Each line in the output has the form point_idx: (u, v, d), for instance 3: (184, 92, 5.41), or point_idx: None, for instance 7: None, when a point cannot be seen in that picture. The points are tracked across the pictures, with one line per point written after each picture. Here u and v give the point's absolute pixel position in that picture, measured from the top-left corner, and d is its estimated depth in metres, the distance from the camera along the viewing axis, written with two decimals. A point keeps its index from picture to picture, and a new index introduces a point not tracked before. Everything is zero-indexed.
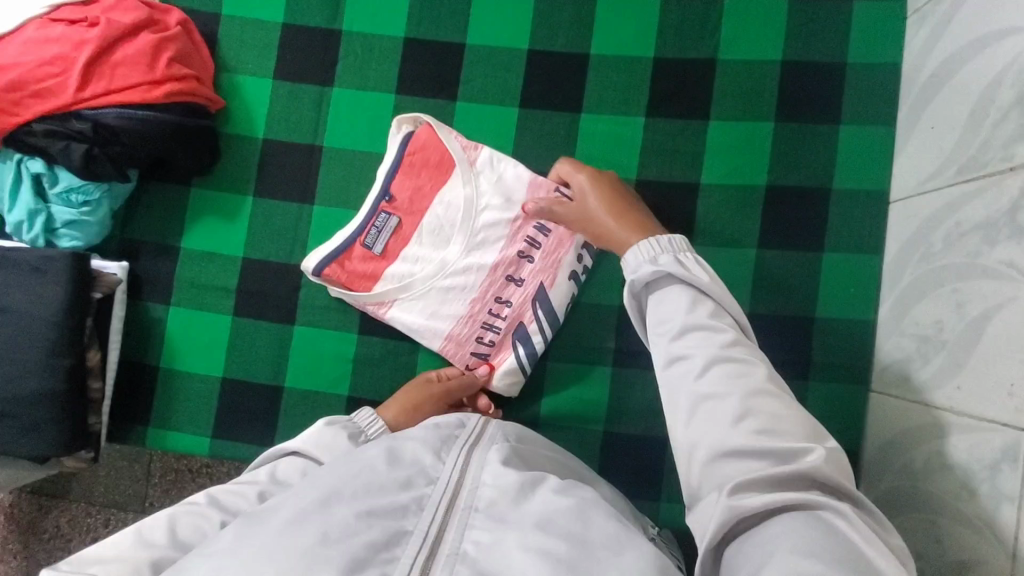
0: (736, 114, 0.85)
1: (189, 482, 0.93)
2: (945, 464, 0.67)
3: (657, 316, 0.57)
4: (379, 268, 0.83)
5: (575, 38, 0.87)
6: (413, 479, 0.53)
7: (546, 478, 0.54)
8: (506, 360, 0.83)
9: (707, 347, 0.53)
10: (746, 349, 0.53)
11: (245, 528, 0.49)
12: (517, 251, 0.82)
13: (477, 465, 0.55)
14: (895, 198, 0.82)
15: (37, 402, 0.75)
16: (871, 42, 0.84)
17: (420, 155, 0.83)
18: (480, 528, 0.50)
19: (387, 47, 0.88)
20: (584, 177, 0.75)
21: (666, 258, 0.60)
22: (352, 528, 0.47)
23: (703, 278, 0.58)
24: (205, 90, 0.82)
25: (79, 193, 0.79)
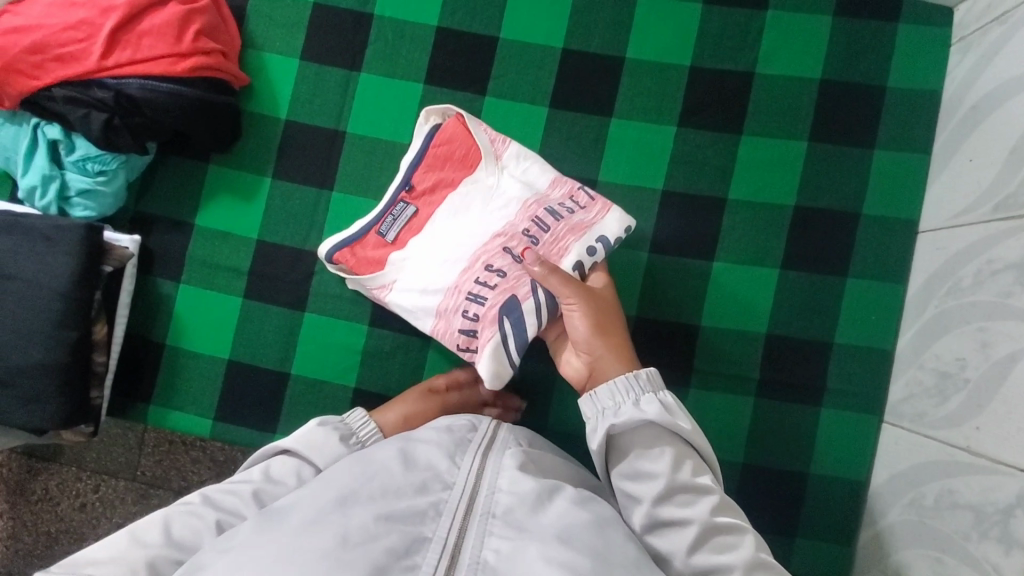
0: (770, 131, 0.83)
1: None
2: (957, 504, 0.66)
3: (638, 467, 0.58)
4: (385, 254, 0.77)
5: (612, 41, 0.85)
6: (429, 485, 0.54)
7: (564, 487, 0.55)
8: (491, 340, 0.67)
9: (694, 512, 0.56)
10: (729, 511, 0.57)
11: (261, 525, 0.49)
12: (521, 227, 0.72)
13: (493, 470, 0.56)
14: (924, 228, 0.81)
15: (44, 375, 0.74)
16: (913, 67, 0.82)
17: (445, 146, 0.78)
18: (500, 536, 0.51)
19: (419, 35, 0.86)
20: (574, 295, 0.66)
21: (650, 404, 0.60)
22: (373, 531, 0.48)
23: (687, 427, 0.59)
24: (230, 66, 0.80)
25: (96, 163, 0.78)
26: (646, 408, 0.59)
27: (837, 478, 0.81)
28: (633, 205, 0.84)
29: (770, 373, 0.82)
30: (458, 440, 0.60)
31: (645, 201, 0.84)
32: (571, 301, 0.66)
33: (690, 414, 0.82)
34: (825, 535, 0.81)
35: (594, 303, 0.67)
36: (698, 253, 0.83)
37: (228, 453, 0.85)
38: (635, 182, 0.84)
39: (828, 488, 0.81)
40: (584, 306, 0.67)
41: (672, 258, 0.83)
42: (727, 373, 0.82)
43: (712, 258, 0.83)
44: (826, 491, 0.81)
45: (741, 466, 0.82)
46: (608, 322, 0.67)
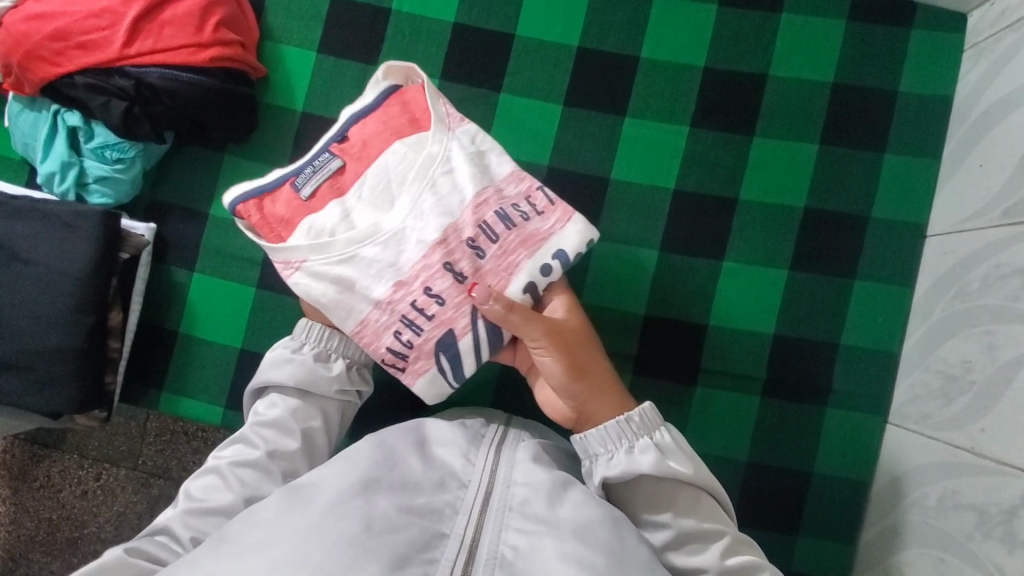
0: (781, 133, 0.84)
1: (183, 444, 0.91)
2: (961, 504, 0.67)
3: (648, 513, 0.63)
4: (296, 220, 0.66)
5: (627, 40, 0.85)
6: (446, 482, 0.60)
7: (572, 483, 0.61)
8: (428, 369, 0.65)
9: (706, 557, 0.60)
10: (741, 547, 0.61)
11: (289, 506, 0.56)
12: (466, 235, 0.64)
13: (507, 466, 0.62)
14: (932, 232, 0.81)
15: (65, 359, 0.75)
16: (925, 72, 0.83)
17: (398, 108, 0.70)
18: (517, 529, 0.56)
19: (436, 31, 0.86)
20: (543, 337, 0.64)
21: (644, 451, 0.62)
22: (395, 523, 0.54)
23: (684, 471, 0.61)
24: (249, 57, 0.81)
25: (113, 150, 0.78)
26: (639, 457, 0.62)
27: (842, 478, 0.82)
28: (645, 203, 0.85)
29: (777, 373, 0.83)
30: (473, 436, 0.66)
31: (657, 200, 0.85)
32: (541, 342, 0.64)
33: (697, 412, 0.83)
34: (828, 535, 0.82)
35: (560, 344, 0.64)
36: (708, 253, 0.84)
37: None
38: (647, 181, 0.85)
39: (833, 488, 0.82)
40: (554, 349, 0.64)
41: (682, 257, 0.84)
42: (734, 372, 0.83)
43: (722, 258, 0.84)
44: (830, 491, 0.82)
45: (746, 464, 0.82)
46: (580, 356, 0.65)
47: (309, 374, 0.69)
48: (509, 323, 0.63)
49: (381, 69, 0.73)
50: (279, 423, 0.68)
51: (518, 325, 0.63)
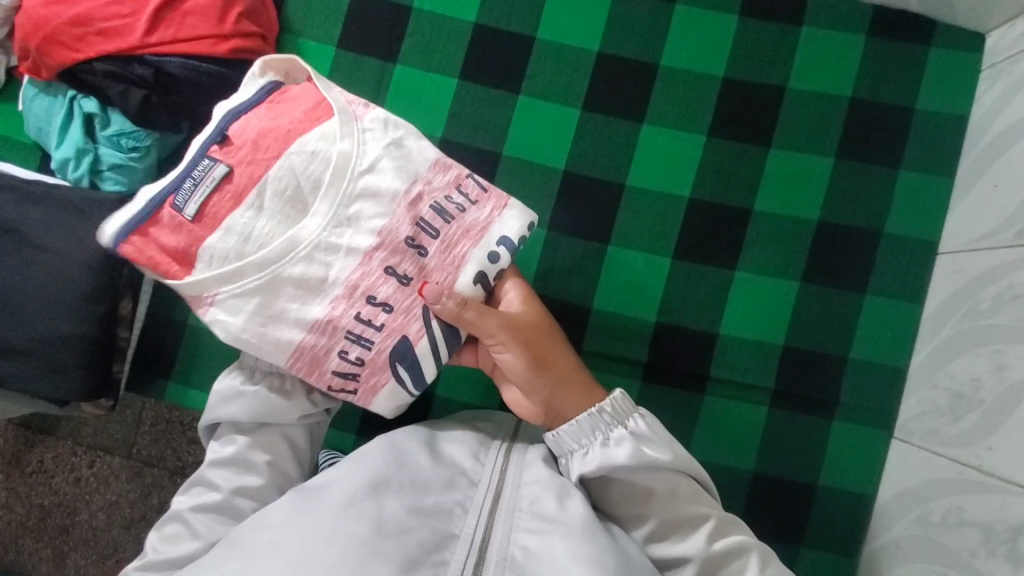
0: (797, 146, 0.84)
1: (178, 434, 0.95)
2: (965, 521, 0.68)
3: (632, 503, 0.64)
4: (200, 239, 0.62)
5: (647, 47, 0.86)
6: (456, 481, 0.60)
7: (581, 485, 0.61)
8: (384, 384, 0.64)
9: (690, 542, 0.62)
10: (728, 528, 0.63)
11: (300, 507, 0.56)
12: (405, 236, 0.63)
13: (516, 469, 0.62)
14: (944, 250, 0.82)
15: (76, 346, 0.74)
16: (942, 90, 0.84)
17: (284, 102, 0.66)
18: (527, 531, 0.57)
19: (457, 31, 0.86)
20: (502, 335, 0.64)
21: (617, 442, 0.63)
22: (406, 524, 0.54)
23: (661, 458, 0.62)
24: (269, 50, 0.81)
25: (130, 139, 0.78)
26: (615, 452, 0.62)
27: (846, 491, 0.82)
28: (659, 210, 0.85)
29: (785, 384, 0.83)
30: (482, 438, 0.66)
31: (671, 207, 0.85)
32: (501, 341, 0.64)
33: (705, 420, 0.83)
34: (831, 548, 0.82)
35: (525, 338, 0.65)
36: (721, 262, 0.84)
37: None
38: (662, 188, 0.85)
39: (837, 501, 0.82)
40: (511, 344, 0.64)
41: (695, 265, 0.84)
42: (742, 382, 0.83)
43: (734, 267, 0.84)
44: (834, 503, 0.82)
45: (751, 474, 0.83)
46: (538, 350, 0.65)
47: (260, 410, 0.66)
48: (468, 323, 0.63)
49: (258, 63, 0.68)
50: (239, 457, 0.66)
51: (475, 325, 0.63)
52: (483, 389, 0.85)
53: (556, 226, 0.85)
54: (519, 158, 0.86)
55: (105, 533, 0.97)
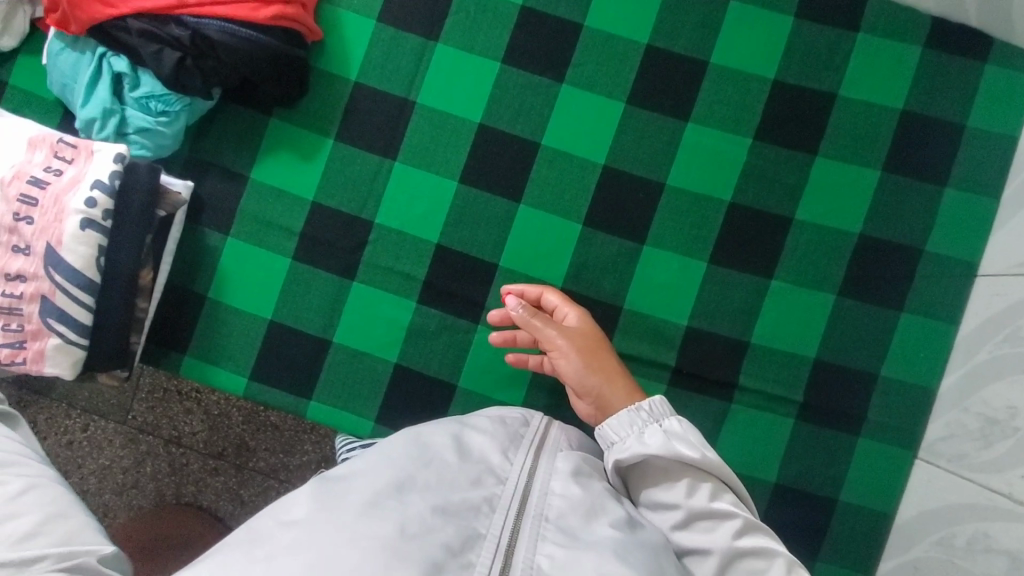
0: (844, 156, 0.82)
1: (175, 404, 0.87)
2: (991, 548, 0.67)
3: (658, 498, 0.62)
4: None
5: (698, 42, 0.83)
6: (483, 478, 0.58)
7: (609, 506, 0.57)
8: None
9: (714, 539, 0.59)
10: (755, 533, 0.60)
11: (321, 498, 0.53)
12: None
13: (546, 472, 0.59)
14: (983, 272, 0.81)
15: (107, 315, 0.75)
16: (995, 110, 0.82)
17: None
18: (553, 542, 0.54)
19: (502, 13, 0.83)
20: (559, 337, 0.72)
21: (652, 436, 0.62)
22: (429, 524, 0.52)
23: (690, 454, 0.61)
24: (307, 18, 0.78)
25: (159, 102, 0.75)
26: (648, 442, 0.62)
27: (866, 508, 0.82)
28: (698, 213, 0.83)
29: (813, 397, 0.82)
30: (512, 434, 0.63)
31: (711, 210, 0.83)
32: (558, 342, 0.72)
33: (731, 428, 0.82)
34: (847, 563, 0.82)
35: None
36: (756, 269, 0.82)
37: (224, 408, 0.86)
38: (703, 190, 0.83)
39: (855, 517, 0.82)
40: (564, 347, 0.72)
41: (731, 271, 0.83)
42: (770, 392, 0.82)
43: (771, 276, 0.82)
44: (853, 519, 0.82)
45: (771, 485, 0.82)
46: (588, 350, 0.72)
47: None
48: (532, 325, 0.73)
49: None
50: None
51: (538, 328, 0.73)
52: (508, 383, 0.83)
53: (592, 221, 0.83)
54: (558, 148, 0.83)
55: (95, 498, 0.88)
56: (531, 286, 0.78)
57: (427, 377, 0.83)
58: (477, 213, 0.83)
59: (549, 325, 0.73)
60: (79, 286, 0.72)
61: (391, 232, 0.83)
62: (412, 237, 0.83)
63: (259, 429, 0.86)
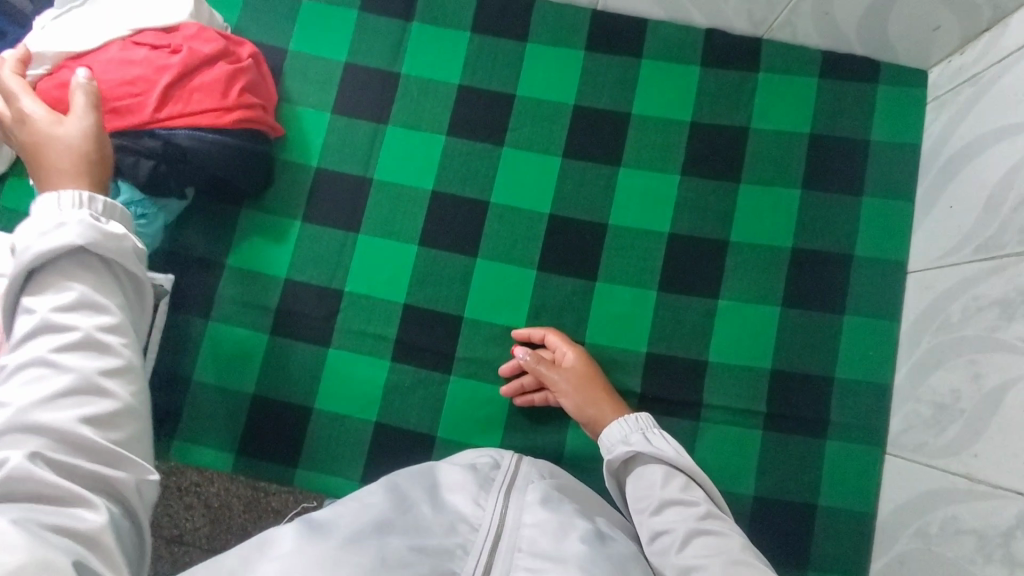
0: (765, 180, 0.90)
1: (175, 501, 0.88)
2: (961, 529, 0.69)
3: (638, 492, 0.68)
4: None
5: (618, 97, 0.93)
6: (457, 526, 0.61)
7: (579, 523, 0.61)
8: None
9: (681, 521, 0.63)
10: (721, 522, 0.63)
11: (306, 535, 0.55)
12: None
13: (516, 508, 0.62)
14: (912, 269, 0.87)
15: None
16: (893, 122, 0.90)
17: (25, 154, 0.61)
18: (526, 568, 0.57)
19: (442, 92, 0.93)
20: (561, 379, 0.83)
21: (635, 438, 0.71)
22: (407, 561, 0.54)
23: (667, 451, 0.68)
24: (268, 119, 0.87)
25: (138, 207, 0.82)
26: (632, 440, 0.71)
27: (845, 509, 0.84)
28: (642, 246, 0.89)
29: (776, 406, 0.86)
30: (483, 480, 0.66)
31: (653, 242, 0.90)
32: (560, 382, 0.83)
33: (702, 447, 0.86)
34: (837, 569, 0.83)
35: (33, 156, 0.61)
36: (703, 292, 0.88)
37: (224, 498, 0.88)
38: (643, 226, 0.90)
39: (836, 520, 0.84)
40: (566, 388, 0.83)
41: (679, 296, 0.88)
42: (734, 406, 0.86)
43: (717, 296, 0.88)
44: (834, 522, 0.84)
45: (750, 498, 0.85)
46: (587, 389, 0.82)
47: (101, 238, 0.52)
48: (537, 372, 0.83)
49: None
50: (77, 365, 0.49)
51: (543, 373, 0.83)
52: (485, 427, 0.87)
53: (545, 266, 0.89)
54: (506, 204, 0.91)
55: None
56: (535, 329, 0.87)
57: (406, 432, 0.87)
58: (438, 271, 0.89)
59: (552, 368, 0.83)
60: None
61: (360, 298, 0.89)
62: (381, 300, 0.89)
63: (259, 517, 0.87)
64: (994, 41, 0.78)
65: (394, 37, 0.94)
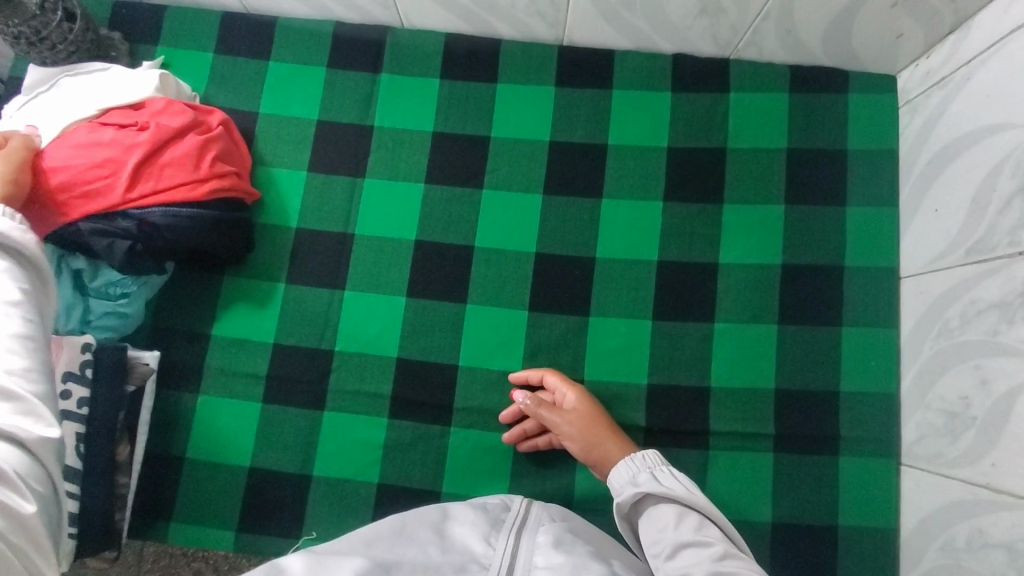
0: (748, 199, 0.90)
1: (183, 568, 0.85)
2: (989, 543, 0.67)
3: (651, 535, 0.66)
4: None
5: (593, 130, 0.93)
6: (467, 565, 0.58)
7: (594, 564, 0.57)
8: None
9: (698, 563, 0.60)
10: (739, 561, 0.60)
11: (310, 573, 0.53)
12: None
13: (528, 549, 0.60)
14: (905, 274, 0.86)
15: (93, 497, 0.77)
16: (869, 130, 0.90)
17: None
18: None
19: (417, 141, 0.93)
20: (563, 422, 0.81)
21: (643, 478, 0.69)
22: None
23: (676, 490, 0.66)
24: (244, 185, 0.86)
25: (119, 286, 0.82)
26: (640, 481, 0.69)
27: (867, 527, 0.82)
28: (632, 277, 0.88)
29: (785, 427, 0.84)
30: (493, 521, 0.65)
31: (642, 272, 0.89)
32: (563, 426, 0.81)
33: (715, 476, 0.83)
34: None
35: None
36: (698, 317, 0.87)
37: (234, 561, 0.84)
38: (632, 255, 0.89)
39: (860, 540, 0.82)
40: (569, 431, 0.81)
41: (675, 324, 0.87)
42: (742, 431, 0.84)
43: (713, 320, 0.87)
44: (858, 542, 0.82)
45: (770, 524, 0.82)
46: (589, 428, 0.80)
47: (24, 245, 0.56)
48: (539, 417, 0.81)
49: None
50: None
51: (544, 418, 0.81)
52: (492, 478, 0.85)
53: (536, 306, 0.88)
54: (491, 247, 0.90)
55: None
56: (533, 370, 0.85)
57: (411, 490, 0.84)
58: (429, 322, 0.88)
59: (553, 412, 0.81)
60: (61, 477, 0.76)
61: (352, 356, 0.87)
62: (373, 357, 0.87)
63: None
64: (959, 44, 0.78)
65: (364, 91, 0.94)
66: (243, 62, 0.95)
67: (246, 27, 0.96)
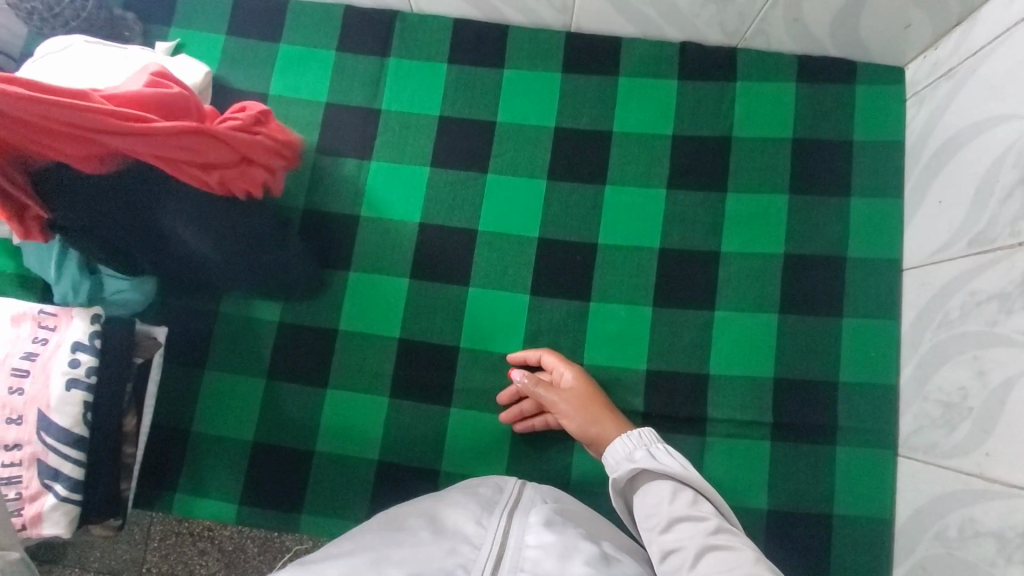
0: (752, 188, 0.90)
1: (187, 546, 0.87)
2: (979, 532, 0.67)
3: (645, 510, 0.66)
4: None
5: (599, 116, 0.93)
6: (458, 547, 0.58)
7: (583, 546, 0.58)
8: None
9: (691, 538, 0.61)
10: (731, 537, 0.61)
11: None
12: None
13: (519, 529, 0.60)
14: (907, 266, 0.86)
15: (99, 464, 0.79)
16: (876, 121, 0.90)
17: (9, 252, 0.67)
18: None
19: (423, 124, 0.94)
20: (559, 400, 0.82)
21: (640, 454, 0.70)
22: None
23: (673, 466, 0.67)
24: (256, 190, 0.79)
25: None
26: (636, 457, 0.70)
27: (862, 517, 0.82)
28: (633, 262, 0.89)
29: (783, 416, 0.84)
30: (486, 505, 0.65)
31: (643, 259, 0.89)
32: (559, 403, 0.82)
33: (710, 462, 0.84)
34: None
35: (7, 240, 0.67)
36: (699, 304, 0.88)
37: (238, 541, 0.86)
38: (633, 243, 0.90)
39: (854, 529, 0.82)
40: (565, 408, 0.82)
41: (676, 311, 0.88)
42: (740, 419, 0.85)
43: (713, 308, 0.87)
44: (853, 532, 0.82)
45: (765, 511, 0.83)
46: (586, 408, 0.81)
47: None
48: (536, 395, 0.82)
49: None
50: None
51: (540, 396, 0.82)
52: (490, 459, 0.86)
53: (538, 290, 0.89)
54: (494, 231, 0.91)
55: None
56: (531, 351, 0.86)
57: (411, 469, 0.86)
58: (431, 303, 0.89)
59: (549, 390, 0.82)
60: (68, 444, 0.75)
61: (355, 336, 0.88)
62: (375, 337, 0.88)
63: (276, 557, 0.86)
64: (966, 34, 0.78)
65: (372, 74, 0.95)
66: (254, 43, 0.96)
67: (257, 9, 0.97)
